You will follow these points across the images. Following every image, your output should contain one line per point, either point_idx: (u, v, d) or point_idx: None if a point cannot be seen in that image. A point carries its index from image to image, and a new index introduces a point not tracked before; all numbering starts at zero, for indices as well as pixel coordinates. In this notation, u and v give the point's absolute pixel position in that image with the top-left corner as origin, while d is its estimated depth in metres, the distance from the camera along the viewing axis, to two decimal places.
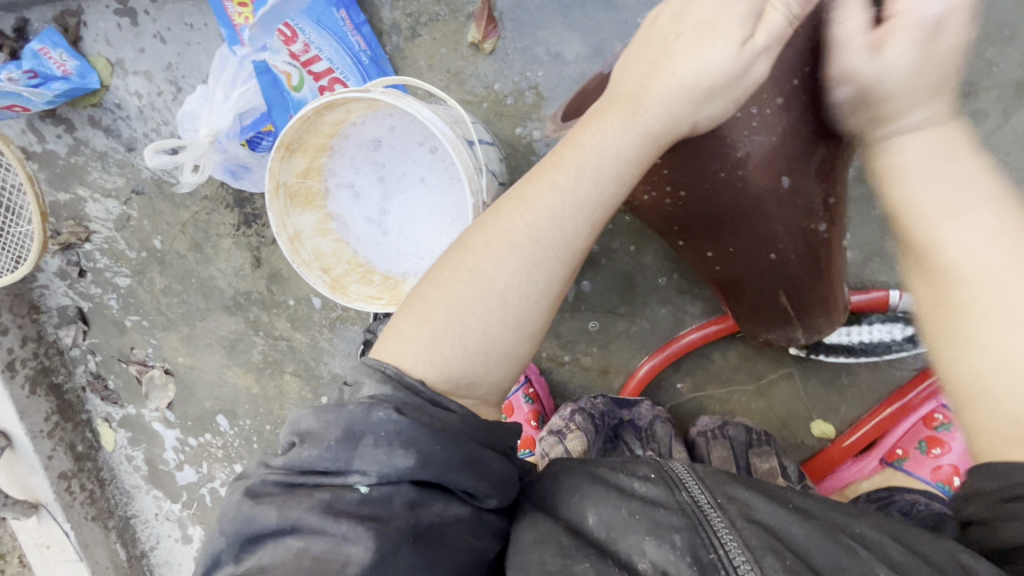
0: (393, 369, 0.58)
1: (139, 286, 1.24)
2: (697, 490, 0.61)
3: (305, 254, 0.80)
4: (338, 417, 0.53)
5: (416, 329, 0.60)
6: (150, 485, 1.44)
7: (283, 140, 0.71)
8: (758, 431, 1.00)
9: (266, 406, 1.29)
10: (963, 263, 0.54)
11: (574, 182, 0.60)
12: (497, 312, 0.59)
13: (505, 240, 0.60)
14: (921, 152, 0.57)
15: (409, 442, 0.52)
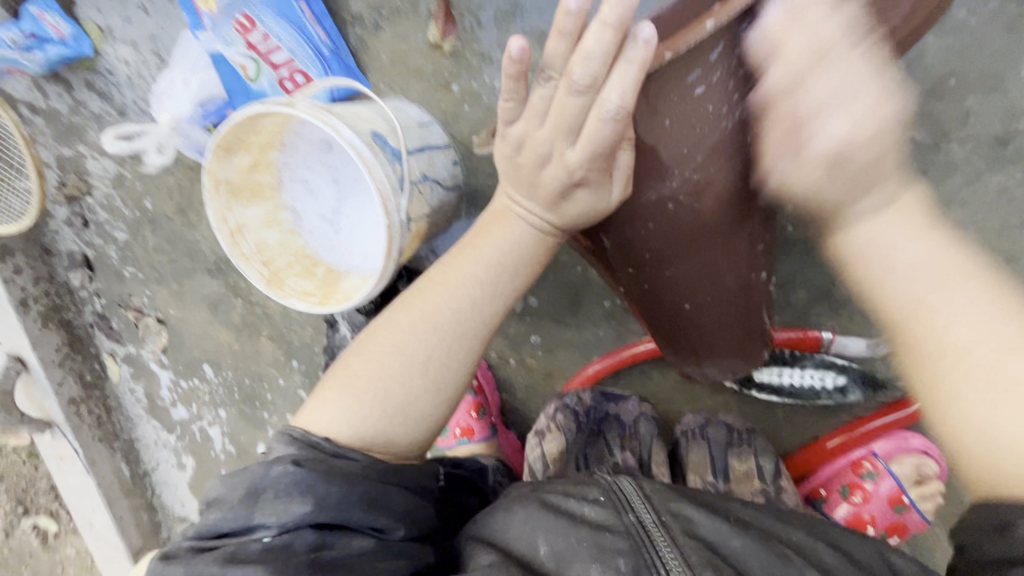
0: (300, 432, 0.62)
1: (134, 242, 1.33)
2: (644, 510, 0.61)
3: (246, 248, 0.83)
4: (241, 476, 0.56)
5: (336, 392, 0.64)
6: (150, 416, 1.61)
7: (218, 142, 0.73)
8: (740, 428, 0.96)
9: (246, 362, 1.39)
10: (945, 336, 0.48)
11: (490, 269, 0.66)
12: (420, 376, 0.64)
13: (430, 318, 0.64)
14: (889, 239, 0.51)
15: (306, 490, 0.55)
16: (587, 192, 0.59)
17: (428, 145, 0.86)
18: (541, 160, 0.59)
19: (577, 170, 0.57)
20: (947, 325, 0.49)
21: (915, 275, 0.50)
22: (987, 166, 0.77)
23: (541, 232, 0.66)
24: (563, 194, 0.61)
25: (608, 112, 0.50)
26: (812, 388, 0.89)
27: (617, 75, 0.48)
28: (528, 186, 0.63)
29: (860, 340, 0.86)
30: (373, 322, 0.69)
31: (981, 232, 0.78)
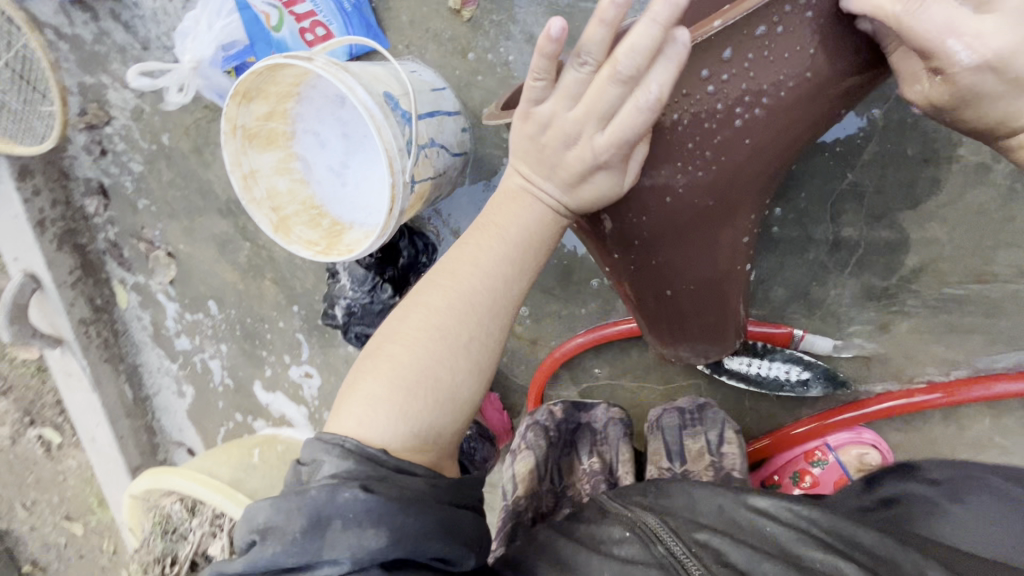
0: (353, 443, 0.61)
1: (149, 175, 1.37)
2: (672, 541, 0.65)
3: (258, 192, 0.87)
4: (302, 503, 0.57)
5: (374, 384, 0.64)
6: (155, 344, 1.69)
7: (238, 89, 0.76)
8: (690, 409, 1.01)
9: (249, 302, 1.46)
10: None
11: (517, 247, 0.67)
12: (464, 358, 0.65)
13: (468, 299, 0.66)
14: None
15: (379, 521, 0.56)
16: (597, 179, 0.62)
17: (438, 109, 0.89)
18: (568, 140, 0.60)
19: (602, 153, 0.59)
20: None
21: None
22: (963, 189, 0.80)
23: (556, 212, 0.67)
24: (581, 175, 0.62)
25: (646, 101, 0.55)
26: (777, 379, 0.94)
27: (658, 67, 0.53)
28: (545, 166, 0.64)
29: (827, 340, 0.91)
30: (402, 308, 0.69)
31: (953, 249, 0.82)
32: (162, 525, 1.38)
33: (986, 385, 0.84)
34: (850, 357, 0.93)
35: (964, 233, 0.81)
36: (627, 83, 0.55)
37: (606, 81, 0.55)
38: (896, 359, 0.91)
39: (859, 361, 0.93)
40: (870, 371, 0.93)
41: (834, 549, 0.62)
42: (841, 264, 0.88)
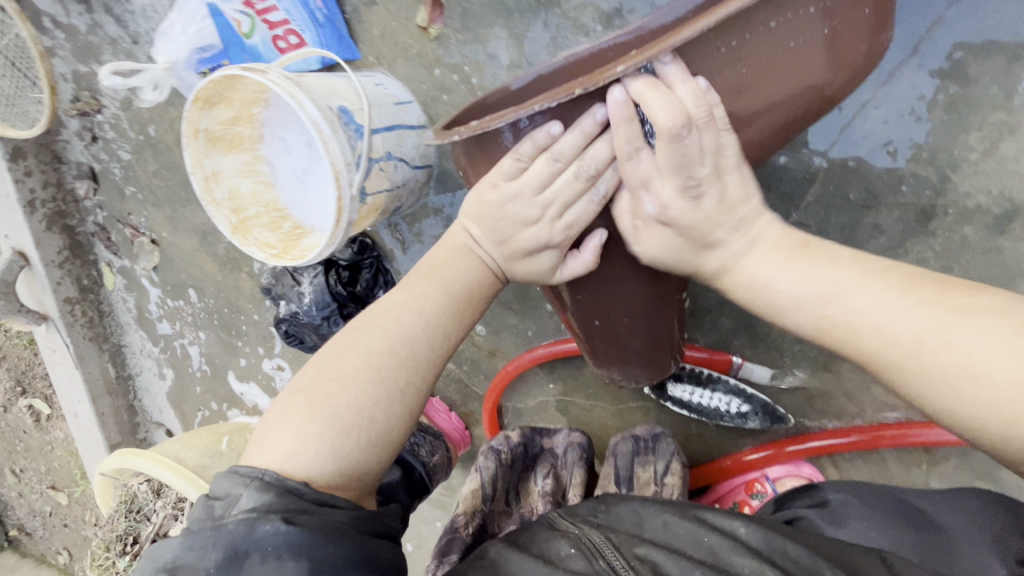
0: (273, 476, 0.56)
1: (137, 164, 1.41)
2: (613, 556, 0.67)
3: (218, 193, 0.90)
4: (218, 536, 0.53)
5: (302, 418, 0.60)
6: (137, 326, 1.73)
7: (198, 95, 0.79)
8: (646, 438, 1.04)
9: (226, 293, 1.49)
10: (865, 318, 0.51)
11: (454, 296, 0.69)
12: (400, 402, 0.64)
13: (409, 344, 0.65)
14: (764, 278, 0.59)
15: (299, 553, 0.52)
16: (553, 255, 0.67)
17: (398, 123, 0.91)
18: (524, 220, 0.65)
19: (560, 231, 0.65)
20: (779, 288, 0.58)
21: (805, 301, 0.56)
22: (905, 234, 0.76)
23: (490, 271, 0.72)
24: (529, 253, 0.68)
25: (586, 168, 0.60)
26: (718, 409, 0.96)
27: (571, 136, 0.58)
28: (495, 236, 0.69)
29: (765, 370, 0.93)
30: (340, 344, 0.66)
31: None
32: (128, 504, 1.42)
33: (918, 429, 0.86)
34: (792, 391, 0.93)
35: None
36: (550, 157, 0.60)
37: (538, 159, 0.60)
38: (837, 398, 0.92)
39: (801, 396, 0.93)
40: (811, 407, 0.93)
41: (758, 553, 0.65)
42: None
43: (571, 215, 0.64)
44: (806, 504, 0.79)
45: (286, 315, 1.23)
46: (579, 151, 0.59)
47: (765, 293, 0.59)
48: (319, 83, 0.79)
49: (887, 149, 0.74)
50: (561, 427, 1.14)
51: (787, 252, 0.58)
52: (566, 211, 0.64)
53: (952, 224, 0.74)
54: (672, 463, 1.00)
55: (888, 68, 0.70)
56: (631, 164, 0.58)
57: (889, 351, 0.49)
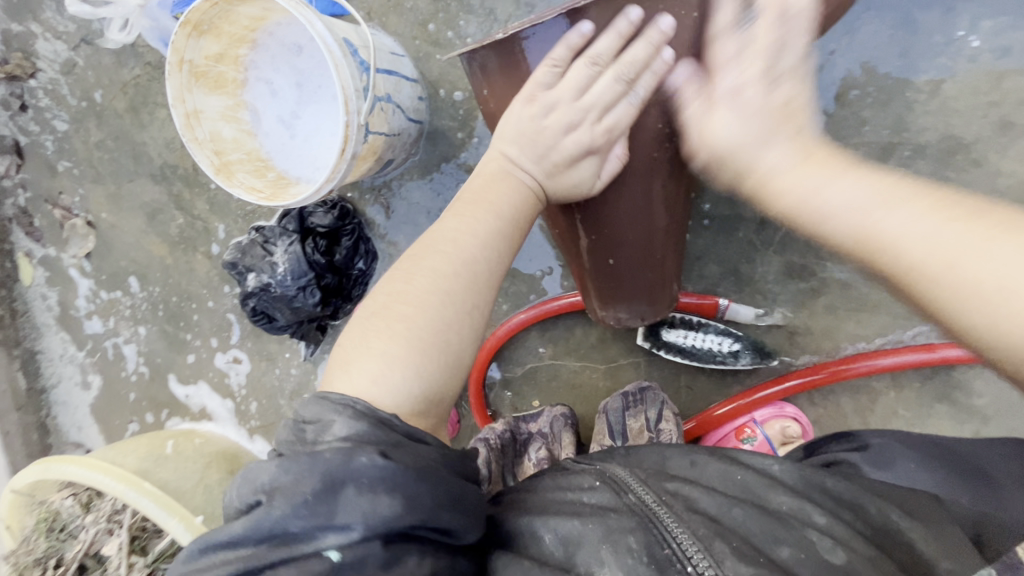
0: (365, 406, 0.53)
1: (76, 135, 1.29)
2: (644, 492, 0.59)
3: (199, 133, 0.84)
4: (315, 465, 0.47)
5: (385, 341, 0.58)
6: (59, 327, 1.53)
7: (190, 18, 0.74)
8: (634, 391, 1.05)
9: (176, 279, 1.36)
10: (808, 209, 0.50)
11: (508, 222, 0.68)
12: (468, 325, 0.62)
13: (472, 267, 0.64)
14: (812, 185, 0.49)
15: (394, 488, 0.47)
16: (593, 162, 0.68)
17: (396, 71, 0.90)
18: (568, 126, 0.67)
19: (602, 134, 0.66)
20: (823, 196, 0.49)
21: (857, 208, 0.47)
22: None
23: (534, 195, 0.72)
24: (572, 161, 0.69)
25: (625, 73, 0.63)
26: (710, 350, 1.01)
27: (608, 37, 0.61)
28: (536, 152, 0.70)
29: (749, 308, 0.98)
30: (399, 272, 0.64)
31: None
32: (47, 523, 1.21)
33: (890, 355, 0.93)
34: (777, 331, 0.99)
35: None
36: (589, 62, 0.63)
37: (576, 63, 0.63)
38: (814, 333, 0.98)
39: (782, 334, 0.99)
40: (792, 344, 0.99)
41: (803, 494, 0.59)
42: (766, 243, 0.96)
43: (611, 117, 0.65)
44: (846, 447, 0.78)
45: (255, 288, 1.14)
46: (613, 55, 0.63)
47: (812, 201, 0.49)
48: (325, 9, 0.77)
49: (852, 94, 0.84)
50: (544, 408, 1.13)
51: (767, 139, 0.55)
52: (605, 116, 0.65)
53: (907, 159, 0.84)
54: (662, 410, 1.01)
55: (850, 19, 0.81)
56: (662, 62, 0.62)
57: (915, 265, 0.44)
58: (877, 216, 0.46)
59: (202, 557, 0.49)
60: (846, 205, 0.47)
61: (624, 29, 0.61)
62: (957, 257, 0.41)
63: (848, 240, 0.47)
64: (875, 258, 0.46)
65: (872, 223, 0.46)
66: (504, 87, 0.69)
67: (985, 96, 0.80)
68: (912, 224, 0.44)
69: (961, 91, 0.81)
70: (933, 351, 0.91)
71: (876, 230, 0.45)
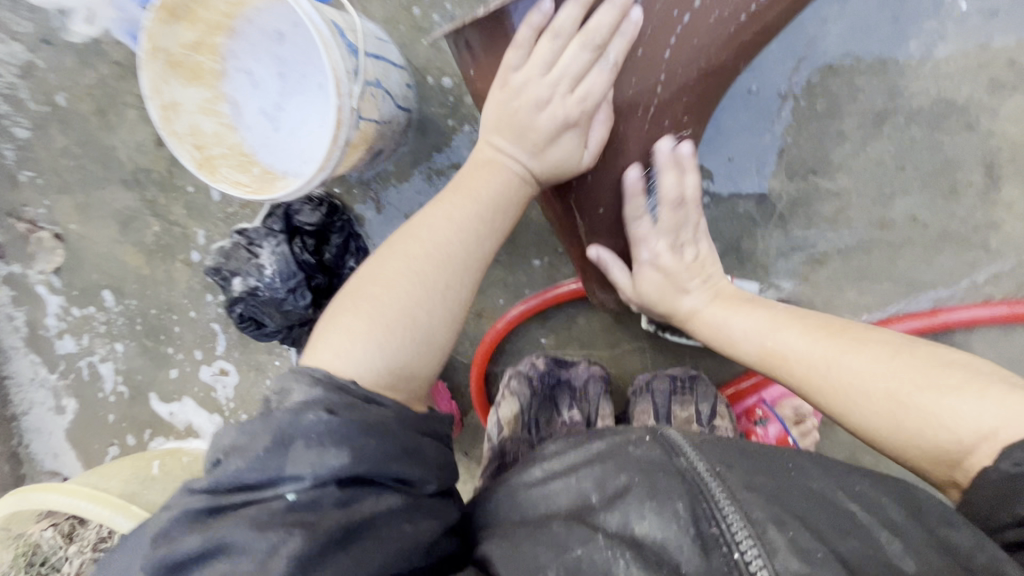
0: (323, 373, 0.57)
1: (39, 143, 1.22)
2: (695, 456, 0.57)
3: (178, 126, 0.79)
4: (267, 423, 0.51)
5: (352, 318, 0.62)
6: (28, 349, 1.45)
7: (164, 2, 0.70)
8: (682, 378, 1.01)
9: (154, 290, 1.29)
10: (720, 329, 0.79)
11: (491, 212, 0.69)
12: (440, 305, 0.65)
13: (444, 250, 0.66)
14: (723, 320, 0.78)
15: (343, 440, 0.50)
16: (576, 135, 0.67)
17: (384, 56, 0.87)
18: (537, 104, 0.65)
19: (575, 106, 0.64)
20: (732, 326, 0.77)
21: (754, 336, 0.74)
22: (865, 139, 0.87)
23: (523, 180, 0.70)
24: (551, 138, 0.67)
25: (590, 43, 0.61)
26: None
27: (568, 8, 0.59)
28: (518, 136, 0.68)
29: (753, 284, 0.96)
30: (379, 256, 0.68)
31: (862, 199, 0.90)
32: (26, 556, 1.13)
33: (896, 324, 0.92)
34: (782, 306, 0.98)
35: (869, 181, 0.89)
36: (554, 37, 0.61)
37: (540, 41, 0.62)
38: (817, 307, 0.97)
39: None
40: None
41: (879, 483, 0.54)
42: (767, 217, 0.94)
43: (584, 86, 0.64)
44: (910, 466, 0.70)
45: (242, 293, 1.08)
46: (574, 27, 0.61)
47: (725, 333, 0.78)
48: None
49: (846, 62, 0.84)
50: (579, 359, 1.10)
51: (715, 295, 0.82)
52: (577, 88, 0.64)
53: (902, 125, 0.85)
54: (709, 404, 0.98)
55: None
56: (632, 25, 0.61)
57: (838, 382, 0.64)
58: (787, 336, 0.71)
59: (179, 500, 0.52)
60: (749, 337, 0.75)
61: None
62: (844, 357, 0.64)
63: (759, 361, 0.73)
64: (787, 374, 0.70)
65: (777, 346, 0.71)
66: (491, 66, 0.66)
67: (975, 59, 0.81)
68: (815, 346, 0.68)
69: (951, 54, 0.82)
70: (936, 317, 0.90)
71: (778, 347, 0.71)
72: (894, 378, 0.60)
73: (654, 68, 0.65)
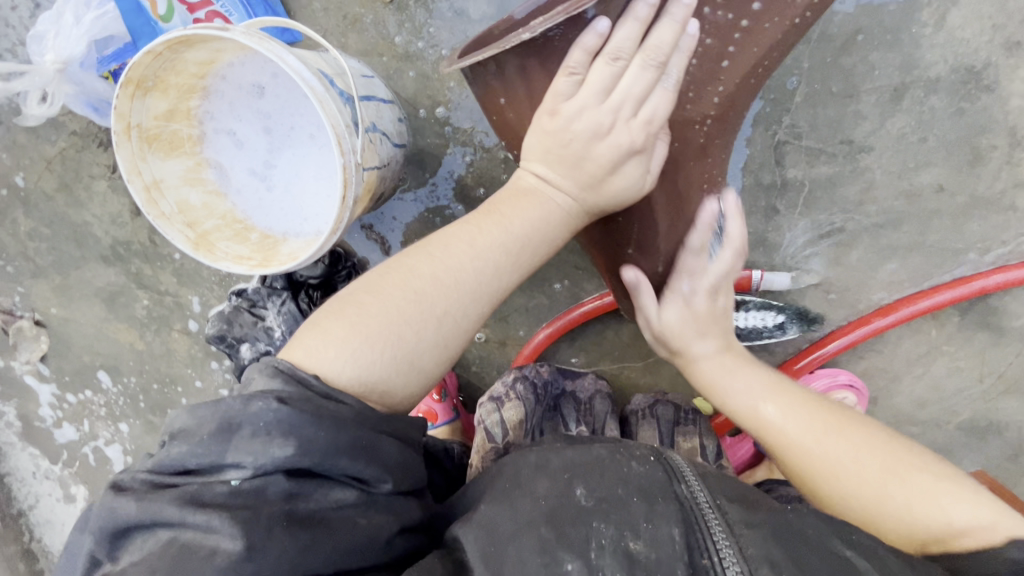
0: (287, 365, 0.53)
1: (2, 229, 1.13)
2: (697, 485, 0.57)
3: (165, 206, 0.73)
4: (214, 408, 0.49)
5: (334, 321, 0.57)
6: (26, 442, 1.36)
7: (130, 77, 0.63)
8: (687, 410, 1.00)
9: (152, 364, 1.21)
10: (732, 404, 0.74)
11: (520, 245, 0.63)
12: (435, 328, 0.59)
13: (454, 275, 0.60)
14: (718, 377, 0.76)
15: (289, 431, 0.48)
16: (639, 161, 0.62)
17: (374, 95, 0.80)
18: (597, 131, 0.60)
19: (640, 129, 0.60)
20: (732, 385, 0.75)
21: (749, 399, 0.73)
22: (884, 115, 0.84)
23: (570, 211, 0.65)
24: (613, 167, 0.62)
25: (652, 61, 0.57)
26: (755, 327, 0.96)
27: (626, 27, 0.56)
28: (566, 164, 0.62)
29: (785, 275, 0.93)
30: (384, 265, 0.63)
31: (887, 176, 0.87)
32: None
33: (930, 295, 0.89)
34: (818, 294, 0.95)
35: (893, 157, 0.86)
36: (613, 60, 0.58)
37: (595, 64, 0.58)
38: (852, 289, 0.94)
39: (820, 294, 0.95)
40: (832, 305, 0.95)
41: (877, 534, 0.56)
42: (792, 206, 0.91)
43: (647, 108, 0.59)
44: None
45: (252, 359, 1.02)
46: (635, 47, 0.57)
47: (720, 401, 0.75)
48: (297, 28, 0.66)
49: (857, 39, 0.82)
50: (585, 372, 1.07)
51: (727, 362, 0.76)
52: (640, 108, 0.59)
53: (921, 97, 0.83)
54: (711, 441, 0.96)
55: None
56: (689, 38, 0.58)
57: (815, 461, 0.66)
58: (774, 406, 0.71)
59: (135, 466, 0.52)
60: (745, 399, 0.73)
61: (642, 17, 0.56)
62: (826, 437, 0.66)
63: (751, 427, 0.72)
64: (769, 440, 0.70)
65: (762, 415, 0.71)
66: (530, 95, 0.62)
67: (988, 20, 0.79)
68: (803, 421, 0.69)
69: (965, 19, 0.80)
70: (970, 285, 0.88)
71: (766, 419, 0.70)
72: (893, 478, 0.62)
73: (712, 77, 0.62)
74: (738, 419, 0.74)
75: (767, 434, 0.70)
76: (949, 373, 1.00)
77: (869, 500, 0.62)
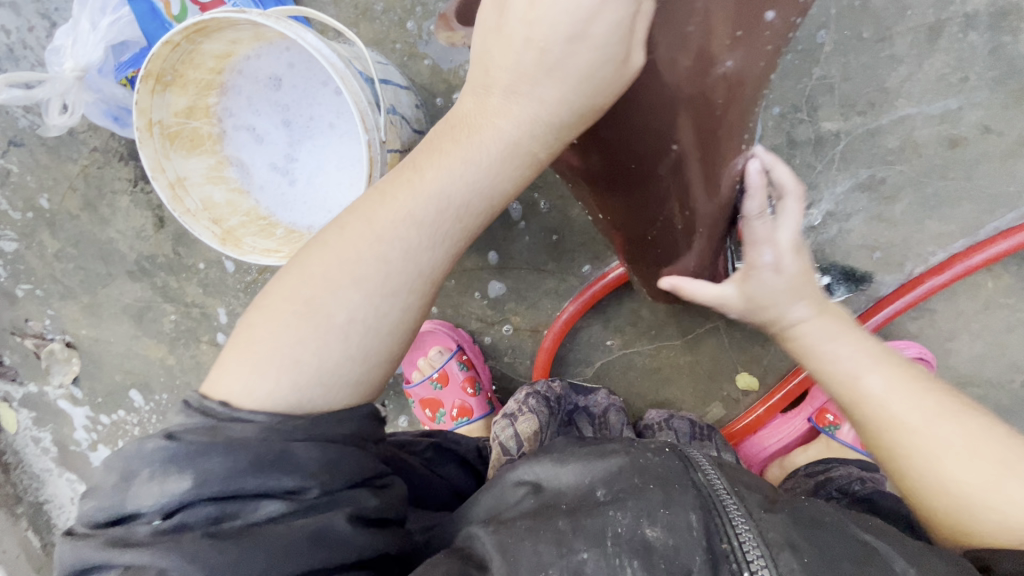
0: (196, 400, 0.47)
1: (30, 253, 1.14)
2: (713, 472, 0.52)
3: (190, 203, 0.73)
4: (116, 456, 0.44)
5: (231, 352, 0.50)
6: (62, 468, 1.34)
7: (150, 70, 0.63)
8: (702, 425, 0.96)
9: (182, 378, 1.18)
10: (824, 355, 0.62)
11: (432, 210, 0.50)
12: (336, 340, 0.48)
13: (349, 267, 0.49)
14: (823, 334, 0.63)
15: (183, 462, 0.42)
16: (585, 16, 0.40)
17: (391, 79, 0.79)
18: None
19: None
20: (830, 348, 0.62)
21: (851, 363, 0.61)
22: (920, 56, 0.81)
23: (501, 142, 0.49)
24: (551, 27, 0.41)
25: None
26: None
27: None
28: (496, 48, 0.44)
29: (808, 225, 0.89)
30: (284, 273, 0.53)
31: (928, 121, 0.83)
32: None
33: (985, 247, 0.84)
34: (863, 253, 0.90)
35: (934, 99, 0.83)
36: None
37: None
38: (898, 244, 0.89)
39: (867, 253, 0.90)
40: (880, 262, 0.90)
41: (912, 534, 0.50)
42: (828, 161, 0.87)
43: None
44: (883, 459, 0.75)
45: None
46: None
47: (817, 350, 0.63)
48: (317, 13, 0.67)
49: None
50: (598, 388, 1.04)
51: (829, 319, 0.63)
52: None
53: (958, 33, 0.80)
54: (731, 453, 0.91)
55: None
56: None
57: (923, 435, 0.55)
58: (879, 376, 0.59)
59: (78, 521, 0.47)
60: (846, 365, 0.61)
61: None
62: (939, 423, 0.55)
63: (841, 377, 0.61)
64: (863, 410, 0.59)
65: (864, 387, 0.59)
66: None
67: None
68: (917, 407, 0.57)
69: None
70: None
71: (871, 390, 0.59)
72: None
73: None
74: (822, 376, 0.63)
75: (865, 403, 0.59)
76: (1012, 326, 0.94)
77: (988, 502, 0.51)
